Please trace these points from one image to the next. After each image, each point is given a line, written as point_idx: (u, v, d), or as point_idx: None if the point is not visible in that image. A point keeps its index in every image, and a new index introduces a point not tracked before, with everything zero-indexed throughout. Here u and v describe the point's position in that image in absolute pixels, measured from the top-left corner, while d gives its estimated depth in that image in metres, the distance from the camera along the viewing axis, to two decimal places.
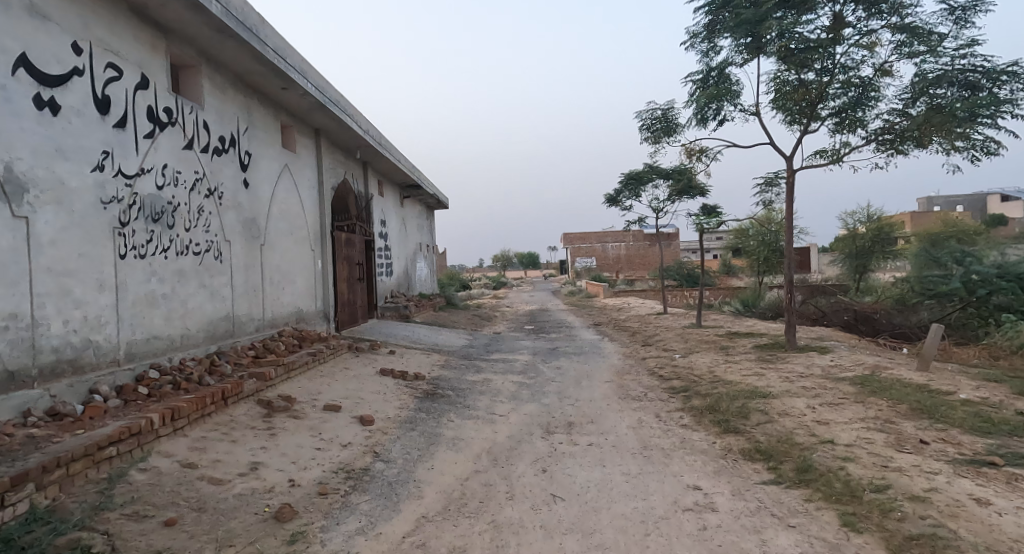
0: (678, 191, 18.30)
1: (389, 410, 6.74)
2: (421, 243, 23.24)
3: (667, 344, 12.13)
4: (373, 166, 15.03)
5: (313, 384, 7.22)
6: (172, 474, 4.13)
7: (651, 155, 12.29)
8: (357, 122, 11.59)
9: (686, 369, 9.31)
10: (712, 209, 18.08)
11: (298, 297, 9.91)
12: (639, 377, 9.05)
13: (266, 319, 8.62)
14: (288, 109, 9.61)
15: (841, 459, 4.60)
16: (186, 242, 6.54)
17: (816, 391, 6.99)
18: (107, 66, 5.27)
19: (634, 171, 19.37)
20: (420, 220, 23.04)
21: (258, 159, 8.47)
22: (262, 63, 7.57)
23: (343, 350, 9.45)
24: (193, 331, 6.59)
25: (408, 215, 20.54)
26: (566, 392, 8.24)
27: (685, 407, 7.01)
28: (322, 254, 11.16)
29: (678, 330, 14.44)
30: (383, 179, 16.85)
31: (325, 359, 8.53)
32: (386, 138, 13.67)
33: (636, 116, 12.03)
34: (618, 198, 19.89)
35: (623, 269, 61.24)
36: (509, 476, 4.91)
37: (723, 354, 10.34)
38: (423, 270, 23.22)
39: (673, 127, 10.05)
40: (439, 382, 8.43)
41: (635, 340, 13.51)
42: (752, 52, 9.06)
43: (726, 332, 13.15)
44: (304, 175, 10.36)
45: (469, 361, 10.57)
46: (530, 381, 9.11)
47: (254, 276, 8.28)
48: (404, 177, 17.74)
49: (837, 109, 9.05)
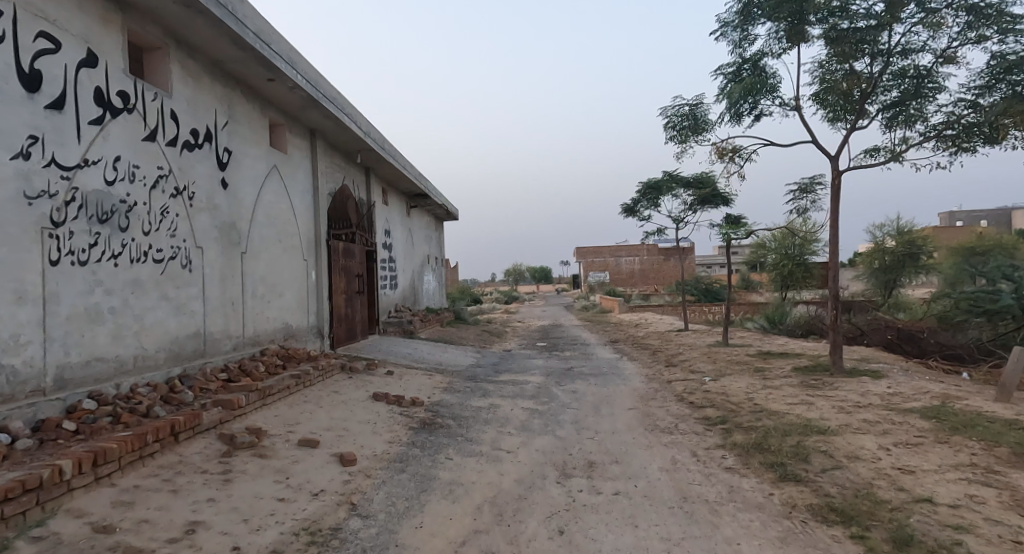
0: (701, 199, 17.33)
1: (377, 445, 5.73)
2: (429, 255, 22.42)
3: (693, 365, 11.03)
4: (376, 172, 14.23)
5: (291, 412, 6.25)
6: (75, 545, 3.17)
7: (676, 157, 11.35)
8: (356, 122, 10.78)
9: (719, 394, 8.24)
10: (737, 219, 17.38)
11: (287, 312, 9.00)
12: (667, 405, 7.98)
13: (246, 336, 7.68)
14: (278, 106, 8.80)
15: (952, 529, 3.51)
16: (144, 248, 5.65)
17: (884, 426, 5.87)
18: (37, 35, 4.41)
19: (653, 179, 18.43)
20: (428, 231, 22.24)
21: (239, 158, 7.60)
22: (242, 48, 6.74)
23: (334, 371, 8.49)
24: (151, 351, 5.67)
25: (415, 225, 19.74)
26: (584, 421, 7.19)
27: (727, 444, 5.92)
28: (316, 264, 10.30)
29: (703, 349, 13.32)
30: (388, 188, 16.04)
31: (311, 382, 7.57)
32: (388, 142, 12.87)
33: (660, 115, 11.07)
34: (636, 208, 18.93)
35: (638, 283, 60.03)
36: (516, 541, 3.88)
37: (759, 378, 9.21)
38: (430, 283, 22.32)
39: (702, 125, 9.07)
40: (439, 410, 7.43)
41: (657, 359, 12.44)
42: (793, 39, 8.08)
43: (757, 352, 12.01)
44: (296, 178, 9.51)
45: (475, 384, 9.53)
46: (543, 407, 8.06)
47: (233, 287, 7.37)
48: (410, 185, 16.94)
49: (890, 102, 8.09)
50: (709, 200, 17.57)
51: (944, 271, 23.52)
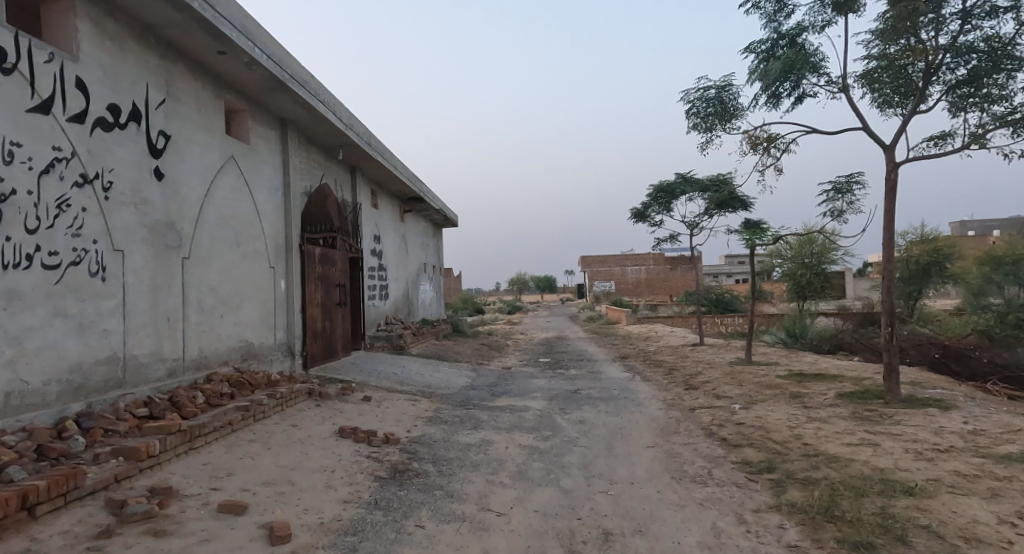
0: (717, 203, 16.06)
1: (328, 506, 4.40)
2: (425, 264, 21.18)
3: (717, 389, 9.67)
4: (362, 171, 12.99)
5: (224, 460, 4.93)
6: None
7: (700, 149, 10.10)
8: (334, 112, 9.56)
9: (756, 429, 6.88)
10: (757, 225, 16.16)
11: (245, 328, 7.69)
12: (693, 444, 6.62)
13: (188, 359, 6.38)
14: (236, 88, 7.56)
15: None
16: (28, 249, 4.36)
17: (989, 484, 4.50)
18: None
19: (666, 182, 17.17)
20: (425, 238, 21.04)
21: (181, 144, 6.35)
22: (176, 8, 5.51)
23: (297, 399, 7.17)
24: (36, 382, 4.37)
25: (409, 232, 18.51)
26: (596, 466, 5.84)
27: (782, 505, 4.57)
28: (285, 272, 9.02)
29: (724, 368, 11.95)
30: (378, 190, 14.83)
31: (263, 415, 6.25)
32: (373, 137, 11.65)
33: (681, 100, 9.85)
34: (646, 213, 17.67)
35: (644, 293, 58.56)
36: None
37: (800, 406, 7.85)
38: (426, 293, 21.06)
39: (730, 111, 7.83)
40: (418, 450, 6.09)
41: (674, 380, 11.07)
42: (843, 7, 6.85)
43: (789, 374, 10.62)
44: (260, 173, 8.25)
45: (466, 412, 8.20)
46: (545, 445, 6.71)
47: (169, 300, 6.08)
48: (402, 187, 15.73)
49: (960, 81, 6.82)
50: (726, 205, 16.32)
51: (975, 282, 22.03)
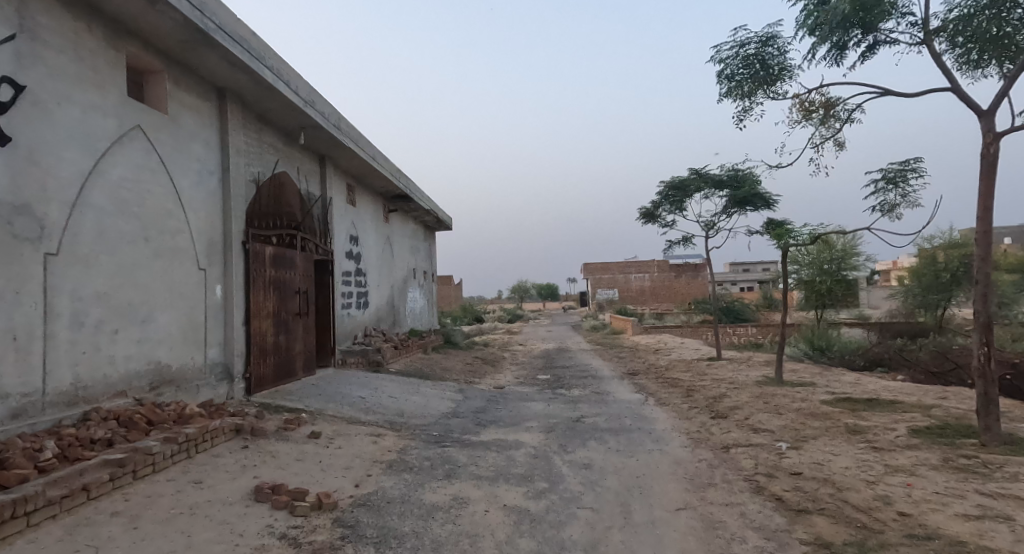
0: (736, 200, 14.48)
1: None
2: (415, 269, 19.59)
3: (752, 419, 7.94)
4: (332, 160, 11.37)
5: None
6: None
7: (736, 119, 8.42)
8: (286, 82, 7.94)
9: (820, 484, 5.16)
10: (780, 225, 14.54)
11: (156, 347, 5.99)
12: (738, 506, 4.92)
13: (53, 392, 4.68)
14: (145, 39, 5.91)
15: None
16: None
17: None
18: None
19: (678, 179, 15.57)
20: (414, 241, 19.45)
21: (46, 101, 4.69)
22: None
23: (212, 441, 5.46)
24: None
25: (395, 233, 16.90)
26: (609, 548, 4.13)
27: None
28: (221, 276, 7.33)
29: (753, 390, 10.24)
30: (355, 184, 13.21)
31: (148, 470, 4.54)
32: (341, 119, 10.01)
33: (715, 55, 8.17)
34: (656, 213, 16.06)
35: (649, 301, 56.89)
36: None
37: (867, 448, 6.12)
38: (415, 300, 19.43)
39: (776, 72, 6.23)
40: (361, 520, 4.39)
41: (695, 406, 9.37)
42: None
43: (835, 399, 8.88)
44: (183, 151, 6.59)
45: (441, 453, 6.49)
46: (538, 506, 5.00)
47: (18, 312, 4.39)
48: (384, 183, 14.12)
49: None
50: (746, 203, 14.70)
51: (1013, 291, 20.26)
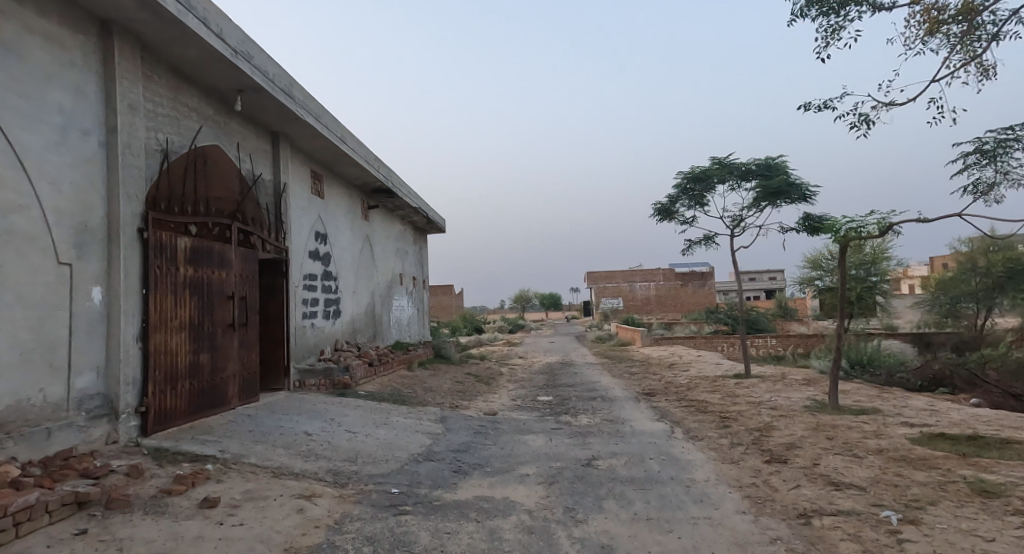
0: (767, 192, 12.57)
1: None
2: (402, 275, 17.65)
3: (826, 468, 5.88)
4: (287, 139, 9.45)
5: None
6: None
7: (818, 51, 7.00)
8: (204, 20, 6.02)
9: None
10: (818, 220, 12.58)
11: None
12: None
13: None
14: None
15: None
16: None
17: None
18: None
19: (698, 169, 13.63)
20: (400, 244, 17.53)
21: None
22: None
23: (16, 525, 3.50)
24: None
25: (376, 233, 14.98)
26: None
27: None
28: (100, 274, 5.33)
29: (807, 420, 8.19)
30: (322, 173, 11.31)
31: None
32: (291, 84, 8.13)
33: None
34: (673, 209, 14.14)
35: (655, 311, 54.87)
36: None
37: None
38: (401, 309, 17.48)
39: None
40: None
41: (738, 443, 7.30)
42: None
43: (925, 435, 6.81)
44: (29, 94, 4.63)
45: (394, 529, 4.44)
46: None
47: None
48: (359, 172, 12.22)
49: None
50: (778, 195, 12.76)
51: None
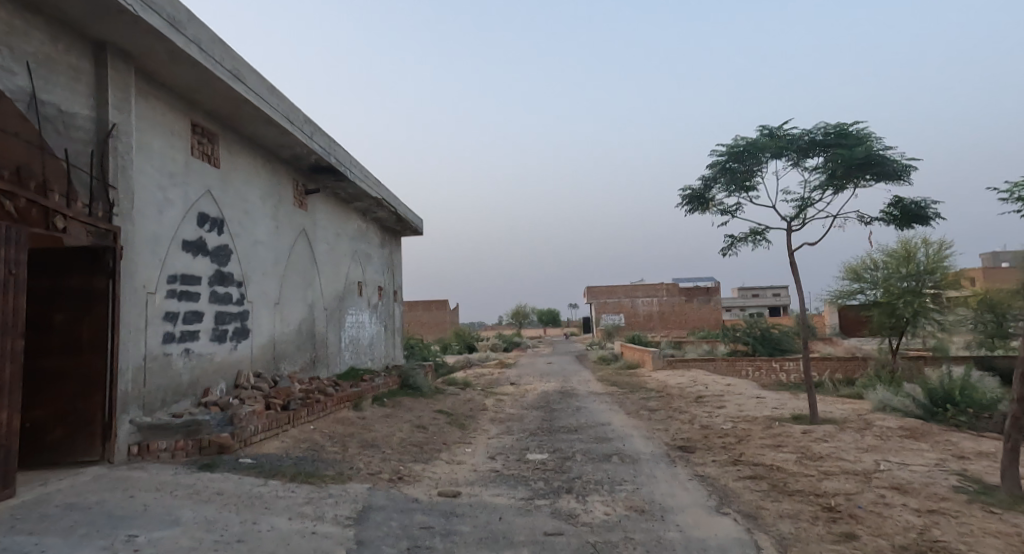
0: (844, 165, 9.20)
1: None
2: (361, 283, 14.09)
3: None
4: (127, 60, 5.97)
5: None
6: None
7: None
8: None
9: None
10: (914, 204, 9.20)
11: None
12: None
13: None
14: None
15: None
16: None
17: None
18: None
19: (743, 141, 10.18)
20: (359, 244, 13.99)
21: None
22: None
23: None
24: None
25: (318, 227, 11.46)
26: None
27: None
28: None
29: (1003, 533, 4.58)
30: (215, 131, 7.82)
31: None
32: None
33: None
34: (708, 195, 10.70)
35: (659, 328, 51.27)
36: None
37: None
38: (359, 327, 13.88)
39: None
40: None
41: None
42: None
43: None
44: None
45: None
46: None
47: None
48: (278, 135, 8.74)
49: None
50: (857, 170, 9.31)
51: None
